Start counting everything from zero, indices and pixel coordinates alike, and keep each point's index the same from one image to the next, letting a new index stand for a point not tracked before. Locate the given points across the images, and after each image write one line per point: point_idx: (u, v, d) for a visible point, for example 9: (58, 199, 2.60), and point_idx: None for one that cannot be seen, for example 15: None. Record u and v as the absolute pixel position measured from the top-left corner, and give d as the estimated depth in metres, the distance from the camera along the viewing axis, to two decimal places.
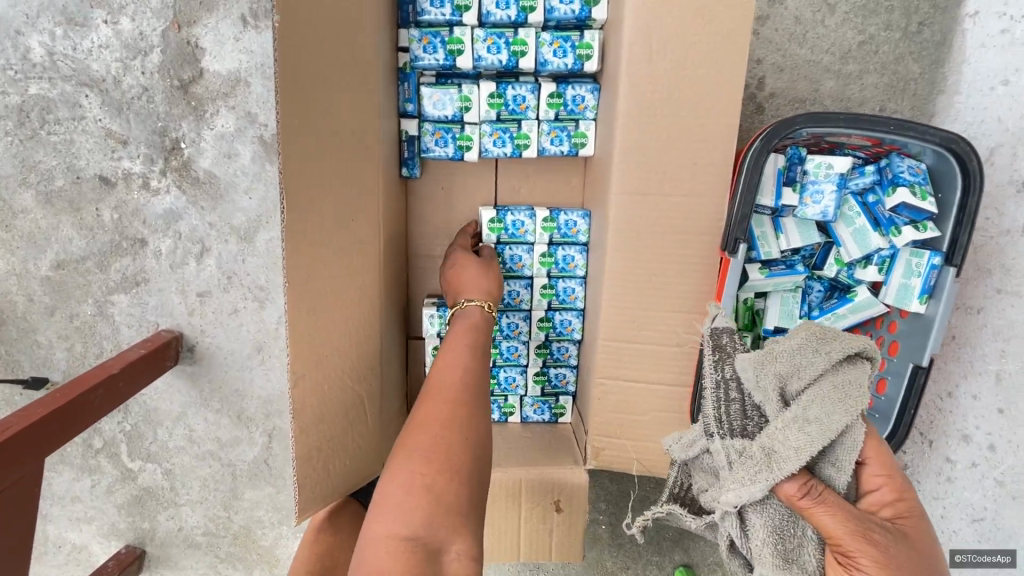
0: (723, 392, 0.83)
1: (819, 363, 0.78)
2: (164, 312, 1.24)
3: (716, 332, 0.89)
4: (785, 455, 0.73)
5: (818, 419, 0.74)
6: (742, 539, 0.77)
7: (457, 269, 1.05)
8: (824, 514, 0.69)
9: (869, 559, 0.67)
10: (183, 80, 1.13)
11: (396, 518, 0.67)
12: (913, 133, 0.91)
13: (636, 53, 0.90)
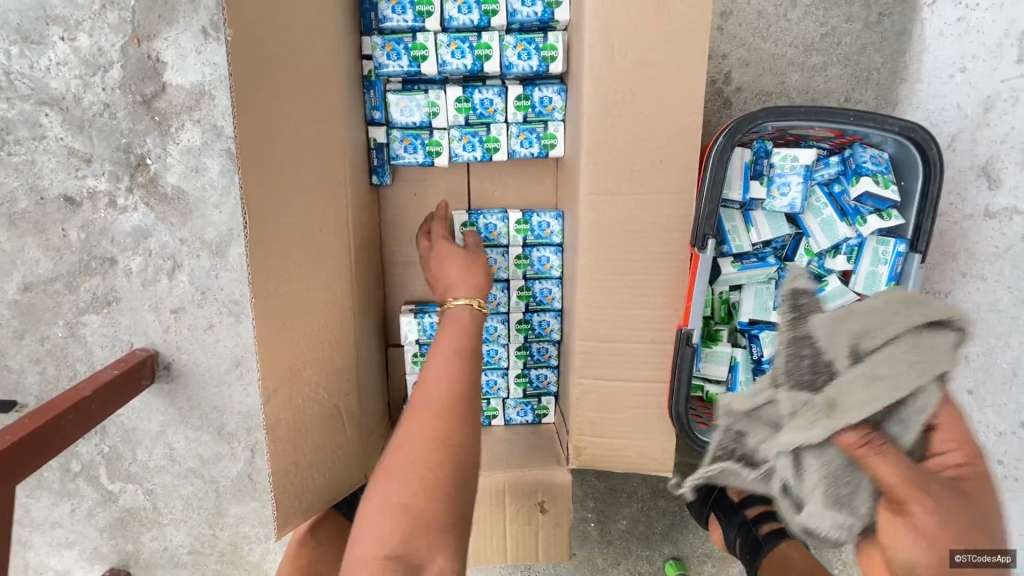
0: (797, 347, 0.89)
1: (896, 325, 0.84)
2: (138, 331, 1.23)
3: (795, 292, 0.93)
4: (847, 407, 0.83)
5: (887, 377, 0.82)
6: (794, 480, 0.94)
7: (444, 260, 1.03)
8: (881, 461, 0.81)
9: (921, 507, 0.79)
10: (146, 95, 1.12)
11: (380, 538, 0.66)
12: (873, 124, 0.92)
13: (598, 54, 0.91)
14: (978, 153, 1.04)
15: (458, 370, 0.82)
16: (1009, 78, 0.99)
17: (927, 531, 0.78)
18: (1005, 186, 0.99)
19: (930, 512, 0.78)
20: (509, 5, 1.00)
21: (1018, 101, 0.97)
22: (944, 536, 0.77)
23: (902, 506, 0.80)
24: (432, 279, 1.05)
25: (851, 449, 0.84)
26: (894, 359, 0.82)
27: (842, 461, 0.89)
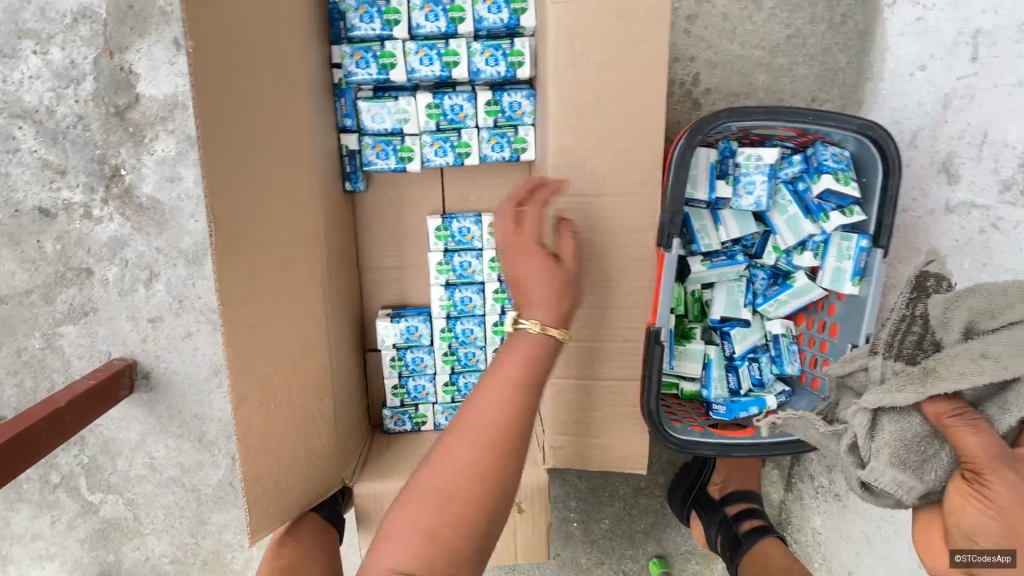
0: (906, 322, 0.74)
1: (1021, 309, 0.66)
2: (116, 341, 1.23)
3: (923, 273, 0.76)
4: (947, 375, 0.66)
5: (999, 358, 0.64)
6: (865, 438, 0.73)
7: (537, 265, 0.90)
8: (970, 434, 0.64)
9: (1000, 480, 0.61)
10: (119, 107, 1.12)
11: (394, 550, 0.73)
12: (831, 123, 0.94)
13: (560, 59, 0.92)
14: (938, 149, 1.06)
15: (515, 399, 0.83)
16: (965, 75, 1.01)
17: (1004, 507, 0.60)
18: (964, 181, 1.01)
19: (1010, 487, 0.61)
20: (475, 12, 1.02)
21: (974, 98, 0.99)
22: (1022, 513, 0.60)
23: (977, 478, 0.63)
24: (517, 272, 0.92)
25: (935, 419, 0.67)
26: (1005, 337, 0.65)
27: (926, 430, 0.69)
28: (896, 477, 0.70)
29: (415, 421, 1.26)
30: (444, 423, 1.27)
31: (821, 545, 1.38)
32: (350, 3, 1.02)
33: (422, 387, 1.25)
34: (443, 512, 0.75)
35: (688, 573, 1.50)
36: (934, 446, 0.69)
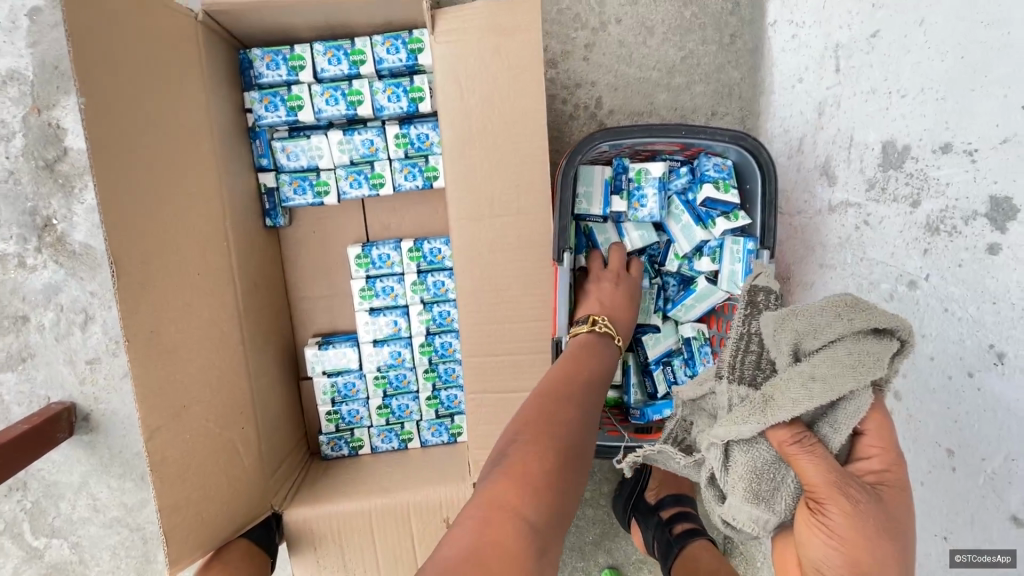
0: (744, 342, 0.79)
1: (837, 328, 0.68)
2: (55, 385, 1.26)
3: (754, 289, 0.86)
4: (782, 402, 0.68)
5: (824, 378, 0.67)
6: (722, 472, 0.75)
7: (617, 296, 1.08)
8: (809, 460, 0.64)
9: (838, 508, 0.60)
10: (48, 160, 1.19)
11: (526, 501, 0.60)
12: (703, 135, 1.01)
13: (448, 92, 0.99)
14: (819, 154, 1.13)
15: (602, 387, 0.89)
16: (832, 85, 1.08)
17: (843, 535, 0.59)
18: (840, 182, 1.07)
19: (844, 514, 0.60)
20: (375, 53, 1.09)
21: (841, 105, 1.06)
22: (859, 540, 0.59)
23: (818, 505, 0.62)
24: (598, 295, 1.08)
25: (779, 447, 0.67)
26: (825, 355, 0.68)
27: (772, 457, 0.71)
28: (750, 513, 0.72)
29: (352, 445, 1.30)
30: (381, 445, 1.30)
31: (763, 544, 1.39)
32: (257, 54, 1.09)
33: (356, 412, 1.28)
34: (574, 470, 0.67)
35: None
36: (781, 472, 0.71)
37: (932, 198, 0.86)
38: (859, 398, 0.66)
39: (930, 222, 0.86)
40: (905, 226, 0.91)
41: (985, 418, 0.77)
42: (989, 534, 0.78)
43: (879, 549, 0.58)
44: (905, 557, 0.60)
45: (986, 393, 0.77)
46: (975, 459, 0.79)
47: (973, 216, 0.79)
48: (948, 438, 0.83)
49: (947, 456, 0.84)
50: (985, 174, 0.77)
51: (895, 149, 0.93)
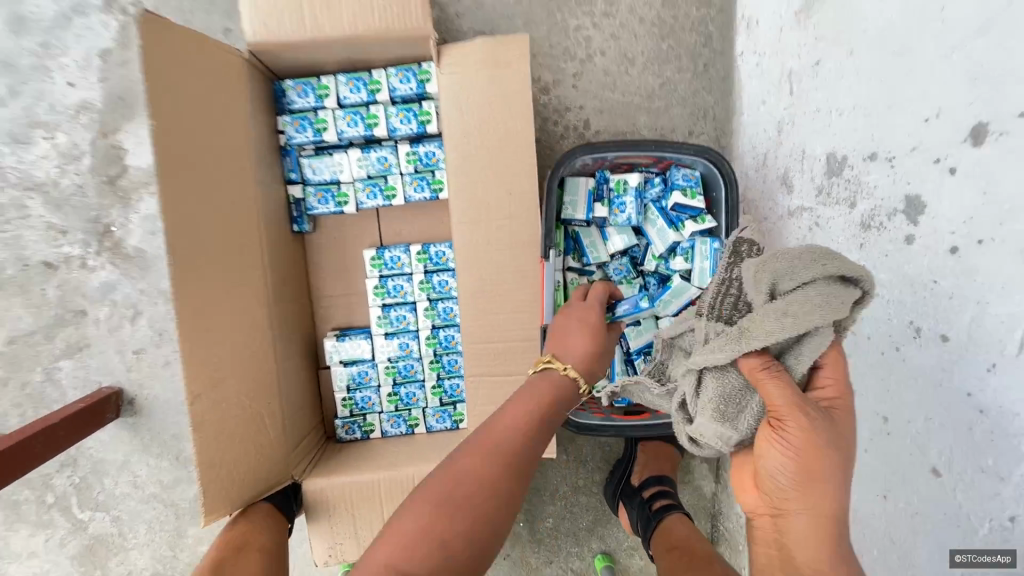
0: (725, 285, 0.87)
1: (812, 270, 0.74)
2: (106, 372, 1.43)
3: (738, 240, 0.93)
4: (757, 333, 0.75)
5: (795, 315, 0.73)
6: (694, 397, 0.85)
7: (569, 324, 1.02)
8: (775, 385, 0.71)
9: (797, 425, 0.68)
10: (111, 176, 1.38)
11: (403, 557, 0.66)
12: (671, 149, 1.17)
13: (450, 114, 1.17)
14: (779, 166, 1.27)
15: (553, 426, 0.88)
16: (788, 106, 1.23)
17: (798, 447, 0.68)
18: (796, 189, 1.21)
19: (803, 429, 0.68)
20: (389, 83, 1.27)
21: (795, 123, 1.21)
22: (812, 450, 0.67)
23: (778, 424, 0.70)
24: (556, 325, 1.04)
25: (750, 373, 0.75)
26: (798, 296, 0.74)
27: (740, 383, 0.80)
28: (715, 430, 0.80)
29: (364, 429, 1.44)
30: (389, 430, 1.44)
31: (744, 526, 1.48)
32: (289, 84, 1.28)
33: (368, 398, 1.43)
34: (468, 521, 0.70)
35: (633, 568, 1.61)
36: (747, 397, 0.80)
37: (866, 199, 0.99)
38: (823, 334, 0.73)
39: (864, 220, 0.99)
40: (846, 224, 1.04)
41: (910, 384, 0.89)
42: (918, 488, 0.89)
43: (826, 457, 0.67)
44: (849, 466, 0.69)
45: (909, 362, 0.89)
46: (903, 423, 0.91)
47: (895, 213, 0.92)
48: (883, 406, 0.95)
49: (883, 422, 0.96)
50: (902, 177, 0.91)
51: (836, 159, 1.07)
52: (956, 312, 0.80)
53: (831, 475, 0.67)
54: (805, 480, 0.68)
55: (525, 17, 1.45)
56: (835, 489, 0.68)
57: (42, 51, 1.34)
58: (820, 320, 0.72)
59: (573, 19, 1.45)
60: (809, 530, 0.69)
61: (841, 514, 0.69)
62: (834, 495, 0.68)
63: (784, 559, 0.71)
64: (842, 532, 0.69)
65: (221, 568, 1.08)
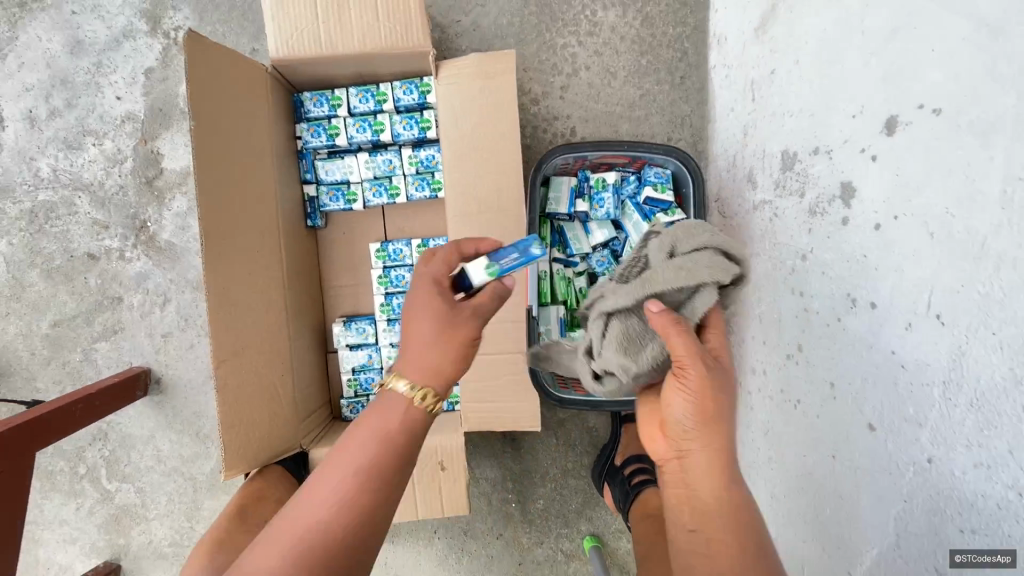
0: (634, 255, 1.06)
1: (706, 239, 0.93)
2: (137, 353, 1.58)
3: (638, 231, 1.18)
4: (660, 281, 0.91)
5: (691, 268, 0.90)
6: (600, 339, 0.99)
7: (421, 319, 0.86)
8: (680, 335, 0.83)
9: (697, 370, 0.81)
10: (149, 177, 1.56)
11: None
12: (643, 149, 1.31)
13: (447, 120, 1.33)
14: (745, 165, 1.40)
15: (389, 471, 0.76)
16: (751, 111, 1.37)
17: (697, 389, 0.81)
18: (759, 185, 1.33)
19: (701, 375, 0.81)
20: (394, 94, 1.44)
21: (757, 126, 1.34)
22: (707, 392, 0.81)
23: (681, 372, 0.83)
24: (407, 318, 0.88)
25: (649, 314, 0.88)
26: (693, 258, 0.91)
27: (640, 328, 0.94)
28: (620, 361, 0.94)
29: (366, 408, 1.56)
30: None
31: None
32: (307, 96, 1.45)
33: (371, 380, 1.55)
34: None
35: (621, 550, 1.68)
36: (647, 339, 0.93)
37: (812, 189, 1.11)
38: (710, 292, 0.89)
39: (811, 207, 1.11)
40: (797, 212, 1.16)
41: (849, 350, 0.99)
42: (858, 445, 0.97)
43: (717, 398, 0.81)
44: (733, 407, 0.83)
45: (848, 330, 0.99)
46: (846, 386, 1.00)
47: (833, 198, 1.04)
48: (830, 373, 1.05)
49: (830, 388, 1.05)
50: (838, 167, 1.03)
51: (789, 156, 1.19)
52: (881, 280, 0.91)
53: (721, 414, 0.81)
54: (702, 421, 0.81)
55: (517, 37, 1.62)
56: (724, 426, 0.82)
57: (95, 69, 1.54)
58: (704, 278, 0.89)
59: (561, 38, 1.62)
60: (710, 468, 0.81)
61: (730, 450, 0.82)
62: (725, 433, 0.82)
63: (687, 499, 0.82)
64: (731, 467, 0.82)
65: (243, 510, 1.23)
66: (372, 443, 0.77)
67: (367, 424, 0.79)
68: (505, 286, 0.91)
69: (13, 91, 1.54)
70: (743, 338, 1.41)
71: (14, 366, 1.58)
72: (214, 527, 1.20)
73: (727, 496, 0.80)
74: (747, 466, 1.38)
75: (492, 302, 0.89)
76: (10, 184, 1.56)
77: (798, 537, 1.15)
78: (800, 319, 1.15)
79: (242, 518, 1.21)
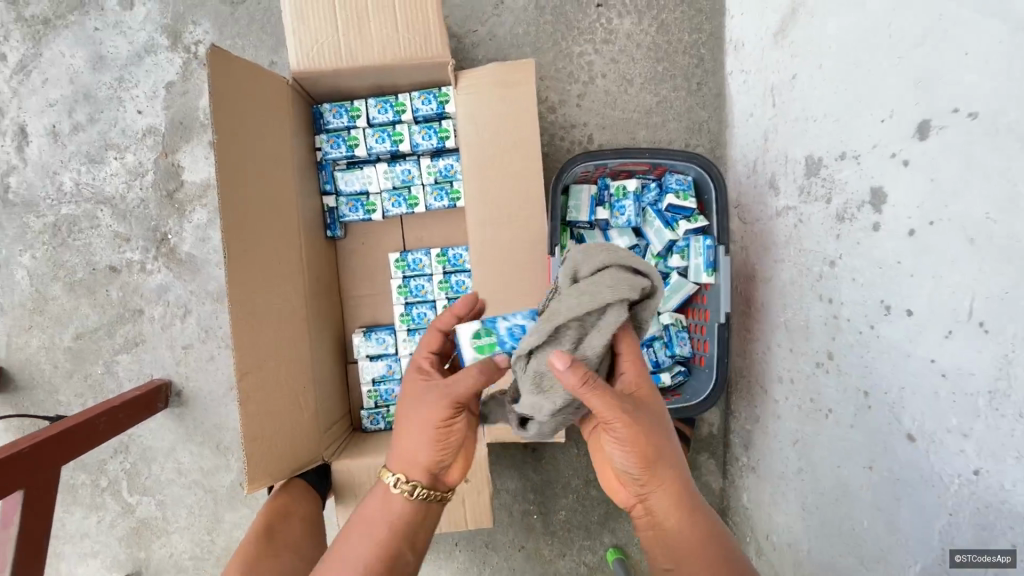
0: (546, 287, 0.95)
1: (604, 258, 0.85)
2: (158, 365, 1.59)
3: None
4: (561, 308, 0.81)
5: (591, 291, 0.81)
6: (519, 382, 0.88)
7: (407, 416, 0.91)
8: (598, 397, 0.82)
9: (622, 426, 0.85)
10: (170, 190, 1.57)
11: None
12: (664, 156, 1.30)
13: (466, 130, 1.33)
14: (767, 171, 1.38)
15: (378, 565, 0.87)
16: (772, 117, 1.36)
17: (629, 441, 0.86)
18: (782, 191, 1.32)
19: (629, 431, 0.85)
20: (413, 105, 1.44)
21: (778, 131, 1.32)
22: (639, 442, 0.87)
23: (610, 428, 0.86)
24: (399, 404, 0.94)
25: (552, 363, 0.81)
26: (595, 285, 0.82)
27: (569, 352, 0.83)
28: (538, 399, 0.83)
29: (387, 419, 1.55)
30: None
31: (751, 519, 1.50)
32: (326, 107, 1.46)
33: (391, 390, 1.54)
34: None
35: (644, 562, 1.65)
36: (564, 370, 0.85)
37: (840, 194, 1.09)
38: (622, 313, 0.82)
39: (839, 212, 1.09)
40: (824, 218, 1.14)
41: (884, 358, 0.98)
42: (896, 455, 0.96)
43: (648, 442, 0.87)
44: (667, 439, 0.90)
45: (882, 338, 0.98)
46: (881, 395, 0.98)
47: (862, 204, 1.02)
48: (864, 382, 1.03)
49: (865, 397, 1.03)
50: (867, 172, 1.01)
51: (814, 161, 1.18)
52: (915, 287, 0.90)
53: (659, 454, 0.88)
54: (645, 464, 0.88)
55: (533, 46, 1.62)
56: (670, 462, 0.89)
57: (117, 84, 1.55)
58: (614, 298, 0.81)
59: (577, 46, 1.62)
60: (663, 504, 0.89)
61: (679, 476, 0.91)
62: (669, 466, 0.89)
63: (658, 532, 0.91)
64: (688, 493, 0.91)
65: (269, 534, 1.23)
66: (362, 547, 0.88)
67: (358, 531, 0.90)
68: (498, 368, 0.87)
69: (36, 107, 1.56)
70: (768, 345, 1.40)
71: (37, 379, 1.59)
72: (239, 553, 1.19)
73: (697, 523, 0.90)
74: (776, 476, 1.36)
75: (466, 380, 0.86)
76: (34, 198, 1.57)
77: (833, 551, 1.12)
78: (830, 327, 1.13)
79: (267, 543, 1.20)
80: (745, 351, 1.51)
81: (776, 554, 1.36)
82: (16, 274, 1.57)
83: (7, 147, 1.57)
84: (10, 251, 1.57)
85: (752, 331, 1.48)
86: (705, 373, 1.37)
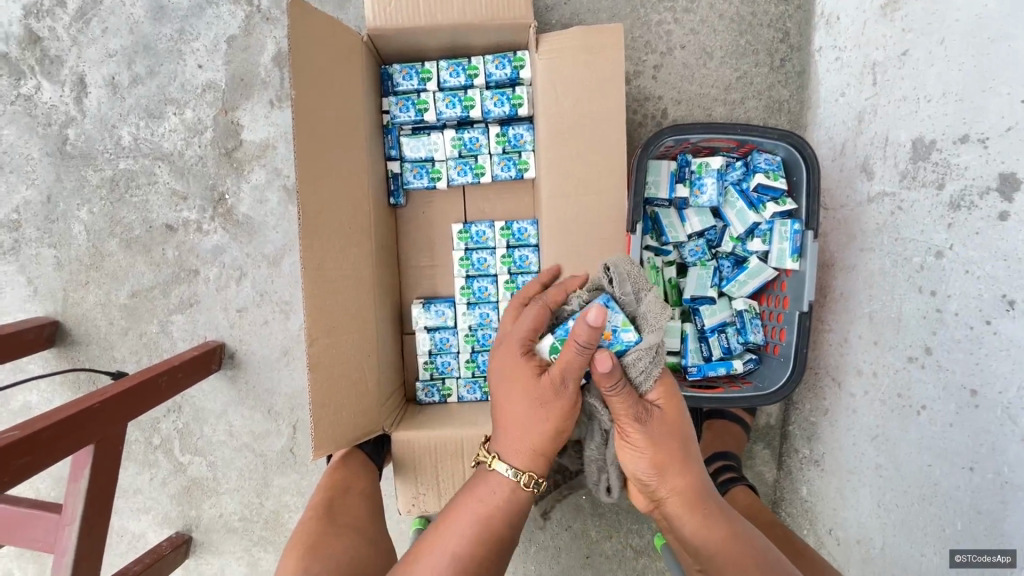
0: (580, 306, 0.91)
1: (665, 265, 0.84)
2: (212, 327, 1.57)
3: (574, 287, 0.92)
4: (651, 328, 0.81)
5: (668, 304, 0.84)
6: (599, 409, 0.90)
7: (529, 404, 0.87)
8: (618, 397, 0.82)
9: (636, 431, 0.84)
10: (228, 149, 1.52)
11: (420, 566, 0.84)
12: (756, 133, 1.24)
13: (547, 99, 1.27)
14: (858, 154, 1.29)
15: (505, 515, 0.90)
16: (870, 96, 1.27)
17: (644, 449, 0.85)
18: (877, 175, 1.23)
19: (642, 435, 0.85)
20: (486, 69, 1.38)
21: (876, 112, 1.24)
22: (655, 449, 0.85)
23: (624, 431, 0.86)
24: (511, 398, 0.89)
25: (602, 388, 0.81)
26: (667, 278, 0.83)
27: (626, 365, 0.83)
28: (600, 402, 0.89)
29: (442, 393, 1.51)
30: (466, 395, 1.51)
31: (809, 512, 1.47)
32: (396, 68, 1.40)
33: (447, 363, 1.51)
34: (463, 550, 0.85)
35: None
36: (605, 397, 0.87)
37: (955, 180, 1.03)
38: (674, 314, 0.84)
39: (954, 200, 1.03)
40: (931, 206, 1.07)
41: (1000, 356, 0.94)
42: (1007, 456, 0.94)
43: (669, 448, 0.87)
44: (689, 445, 0.89)
45: (1003, 335, 0.94)
46: (995, 395, 0.95)
47: (988, 191, 0.97)
48: (971, 380, 0.99)
49: (971, 396, 1.00)
50: (995, 157, 0.95)
51: (923, 144, 1.09)
52: None
53: (676, 464, 0.87)
54: (659, 471, 0.87)
55: (610, 12, 1.54)
56: (689, 475, 0.88)
57: (178, 36, 1.50)
58: None
59: (656, 15, 1.53)
60: (685, 511, 0.88)
61: (699, 488, 0.89)
62: (693, 475, 0.89)
63: (680, 538, 0.90)
64: (707, 506, 0.89)
65: (331, 507, 1.21)
66: (484, 514, 0.89)
67: (479, 489, 0.91)
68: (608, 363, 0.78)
69: (95, 57, 1.51)
70: (844, 337, 1.32)
71: (93, 335, 1.58)
72: (304, 523, 1.17)
73: (718, 536, 0.87)
74: (846, 471, 1.32)
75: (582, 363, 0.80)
76: (92, 151, 1.54)
77: (916, 549, 1.12)
78: (930, 321, 1.07)
79: (333, 514, 1.19)
80: (814, 342, 1.44)
81: (840, 548, 1.34)
82: (73, 229, 1.55)
83: (65, 97, 1.53)
84: (67, 205, 1.55)
85: (824, 321, 1.40)
86: (782, 362, 1.30)
